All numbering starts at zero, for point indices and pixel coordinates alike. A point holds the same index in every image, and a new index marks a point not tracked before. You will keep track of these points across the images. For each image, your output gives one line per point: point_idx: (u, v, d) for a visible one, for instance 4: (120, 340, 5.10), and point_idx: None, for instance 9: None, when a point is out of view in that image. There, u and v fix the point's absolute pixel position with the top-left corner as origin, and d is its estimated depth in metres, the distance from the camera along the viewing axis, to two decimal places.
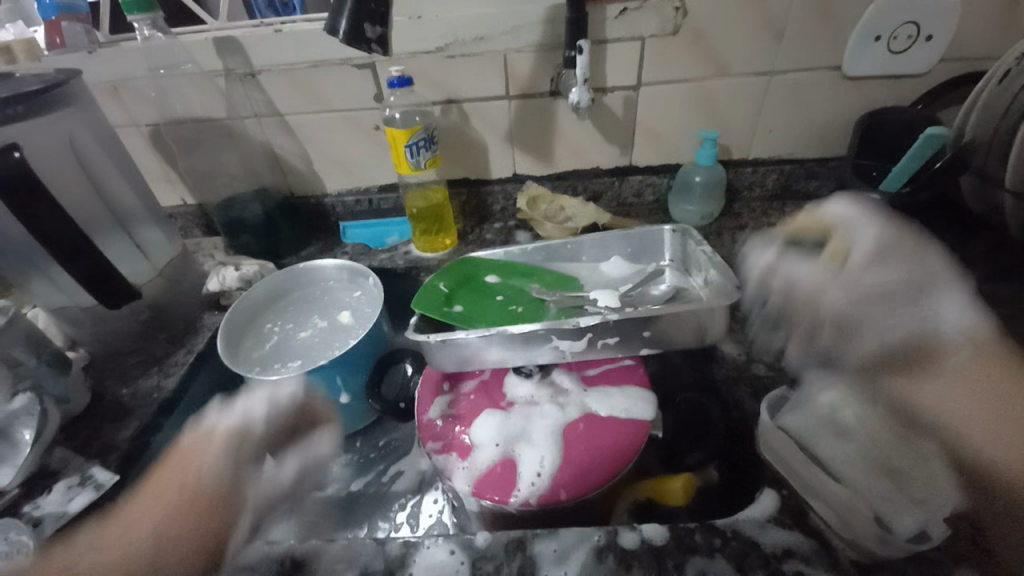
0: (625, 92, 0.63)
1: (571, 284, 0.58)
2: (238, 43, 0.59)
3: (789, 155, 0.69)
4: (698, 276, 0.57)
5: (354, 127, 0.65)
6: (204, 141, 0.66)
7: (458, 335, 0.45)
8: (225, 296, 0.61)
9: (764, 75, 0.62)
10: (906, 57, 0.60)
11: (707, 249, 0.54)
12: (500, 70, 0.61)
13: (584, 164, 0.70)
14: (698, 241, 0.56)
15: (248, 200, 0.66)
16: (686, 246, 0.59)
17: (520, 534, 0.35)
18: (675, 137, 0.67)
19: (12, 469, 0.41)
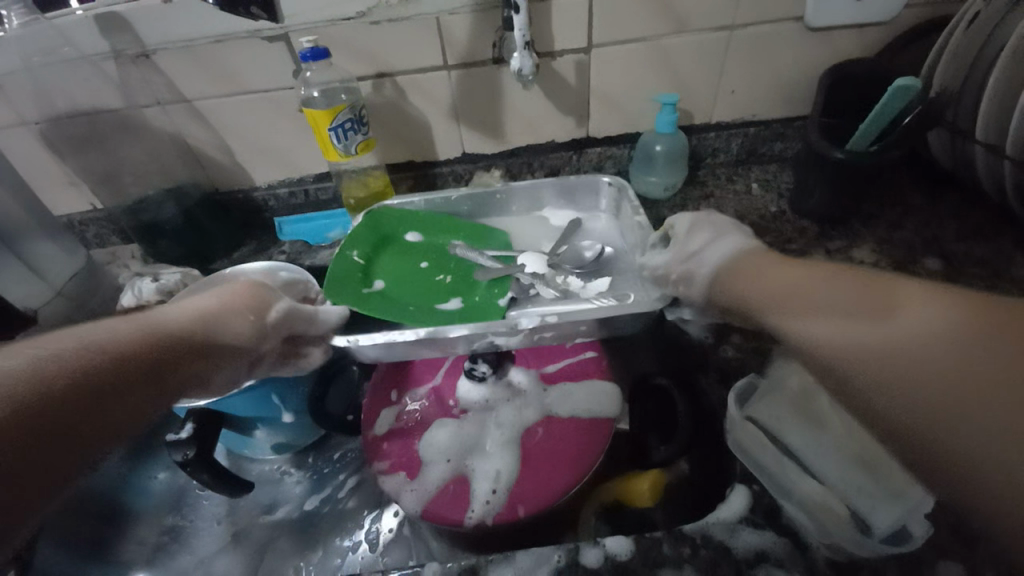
0: (576, 56, 0.57)
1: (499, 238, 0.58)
2: (123, 19, 0.51)
3: (754, 116, 0.65)
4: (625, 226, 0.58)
5: (275, 110, 0.58)
6: (103, 136, 0.58)
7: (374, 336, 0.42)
8: (145, 311, 0.55)
9: (723, 29, 0.57)
10: (872, 2, 0.56)
11: (636, 201, 0.55)
12: (434, 38, 0.54)
13: (538, 138, 0.64)
14: (630, 196, 0.57)
15: (160, 200, 0.58)
16: (620, 199, 0.59)
17: (473, 562, 0.32)
18: (634, 103, 0.62)
19: None
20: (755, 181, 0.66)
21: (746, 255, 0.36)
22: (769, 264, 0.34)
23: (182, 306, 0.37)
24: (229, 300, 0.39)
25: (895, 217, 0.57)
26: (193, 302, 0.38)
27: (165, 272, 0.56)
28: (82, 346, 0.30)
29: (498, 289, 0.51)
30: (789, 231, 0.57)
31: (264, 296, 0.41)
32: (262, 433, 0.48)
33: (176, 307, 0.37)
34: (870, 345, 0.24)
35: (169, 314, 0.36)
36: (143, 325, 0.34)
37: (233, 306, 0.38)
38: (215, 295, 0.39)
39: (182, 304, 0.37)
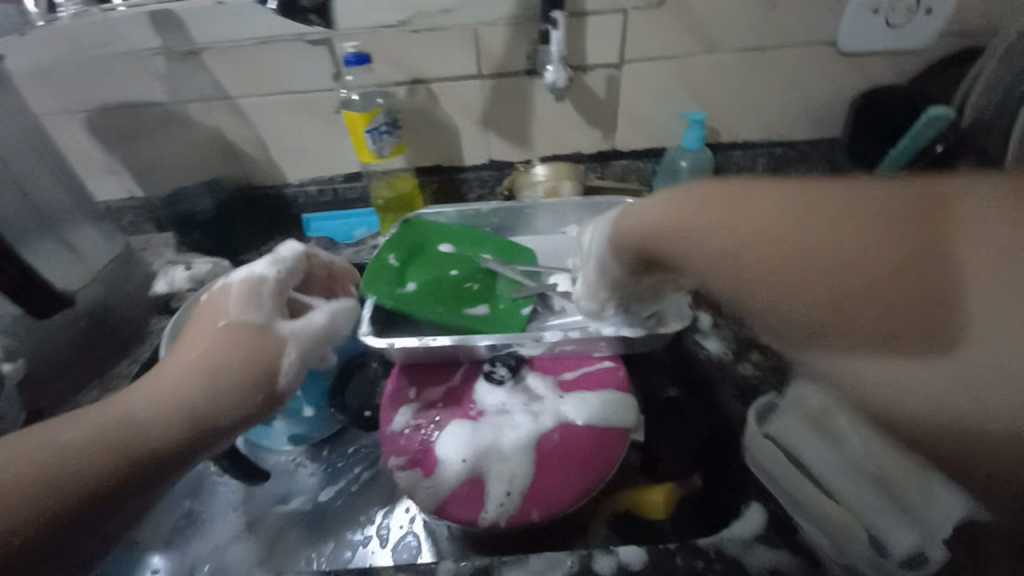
0: (607, 70, 0.58)
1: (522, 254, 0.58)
2: (177, 18, 0.53)
3: (780, 137, 0.66)
4: None
5: (311, 109, 0.60)
6: (147, 127, 0.60)
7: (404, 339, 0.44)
8: (176, 299, 0.57)
9: (754, 51, 0.58)
10: (904, 30, 0.56)
11: None
12: (470, 47, 0.56)
13: (564, 149, 0.65)
14: None
15: (198, 191, 0.61)
16: None
17: (487, 562, 0.32)
18: (661, 119, 0.63)
19: None
20: None
21: (632, 210, 0.36)
22: (659, 216, 0.32)
23: (166, 373, 0.35)
24: (219, 355, 0.37)
25: None
26: (188, 361, 0.36)
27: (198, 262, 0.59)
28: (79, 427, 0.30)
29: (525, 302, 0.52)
30: None
31: (263, 345, 0.39)
32: (281, 424, 0.49)
33: (163, 373, 0.35)
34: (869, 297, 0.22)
35: (158, 386, 0.34)
36: (128, 409, 0.32)
37: (236, 358, 0.37)
38: (208, 350, 0.37)
39: (173, 365, 0.36)
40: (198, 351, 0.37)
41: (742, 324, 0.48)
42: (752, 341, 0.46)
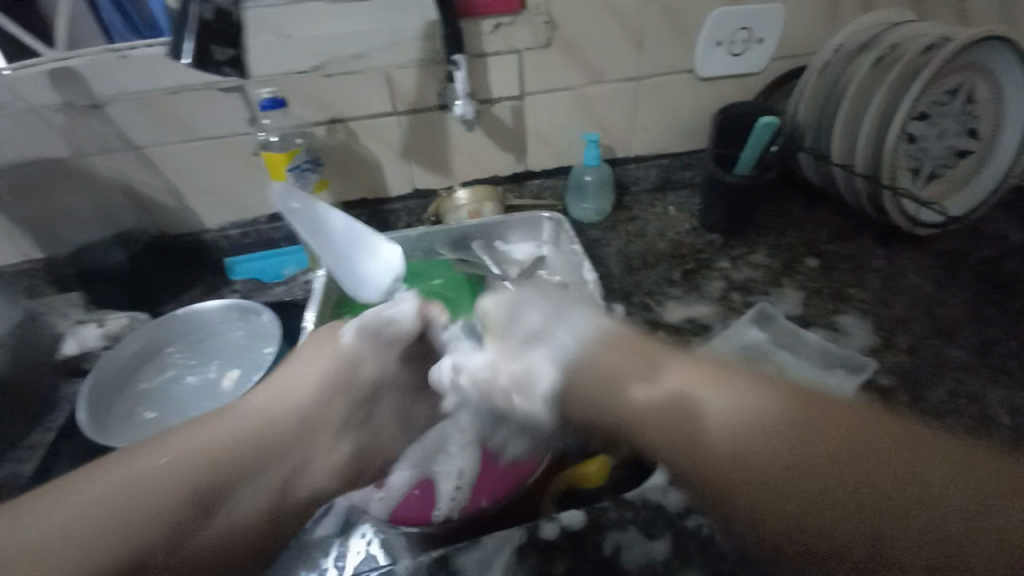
0: (511, 102, 0.66)
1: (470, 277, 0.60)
2: (77, 73, 0.53)
3: (665, 150, 0.76)
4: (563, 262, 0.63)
5: (229, 153, 0.61)
6: (48, 184, 0.58)
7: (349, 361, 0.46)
8: (88, 359, 0.55)
9: (631, 80, 0.68)
10: (743, 58, 0.70)
11: (576, 245, 0.61)
12: (383, 88, 0.60)
13: (481, 173, 0.71)
14: (570, 234, 0.63)
15: (104, 245, 0.57)
16: (560, 233, 0.65)
17: (442, 553, 0.34)
18: (564, 140, 0.71)
19: None
20: (672, 204, 0.75)
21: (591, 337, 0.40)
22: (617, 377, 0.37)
23: (201, 440, 0.36)
24: (255, 428, 0.38)
25: (781, 227, 0.67)
26: (217, 431, 0.37)
27: (111, 317, 0.57)
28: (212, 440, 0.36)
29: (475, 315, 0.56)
30: (700, 243, 0.66)
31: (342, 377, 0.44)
32: None
33: (194, 441, 0.36)
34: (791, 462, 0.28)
35: (178, 462, 0.35)
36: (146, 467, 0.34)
37: (254, 432, 0.38)
38: (249, 412, 0.39)
39: (265, 413, 0.39)
40: (241, 413, 0.39)
41: (649, 308, 0.55)
42: (658, 322, 0.53)
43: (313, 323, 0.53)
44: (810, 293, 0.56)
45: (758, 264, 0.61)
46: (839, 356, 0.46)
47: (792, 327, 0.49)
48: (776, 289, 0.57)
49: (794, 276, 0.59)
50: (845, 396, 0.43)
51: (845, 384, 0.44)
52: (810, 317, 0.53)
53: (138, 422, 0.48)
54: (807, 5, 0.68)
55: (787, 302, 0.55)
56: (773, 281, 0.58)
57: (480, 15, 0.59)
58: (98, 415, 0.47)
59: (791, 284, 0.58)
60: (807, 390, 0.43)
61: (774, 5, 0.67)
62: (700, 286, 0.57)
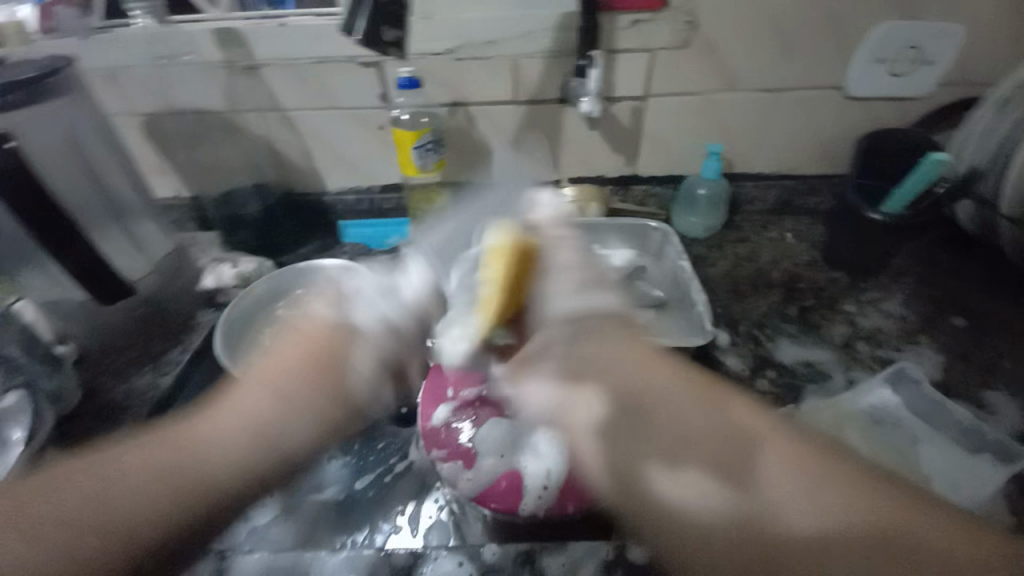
0: (634, 102, 0.63)
1: None
2: (242, 36, 0.57)
3: (791, 172, 0.70)
4: (665, 277, 0.61)
5: (359, 124, 0.64)
6: (204, 133, 0.64)
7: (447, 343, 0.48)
8: (221, 294, 0.59)
9: (770, 91, 0.63)
10: (908, 79, 0.62)
11: (685, 263, 0.57)
12: (511, 75, 0.60)
13: (589, 171, 0.69)
14: (677, 247, 0.60)
15: (249, 196, 0.65)
16: (665, 246, 0.63)
17: (528, 548, 0.36)
18: (682, 148, 0.67)
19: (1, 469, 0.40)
20: (789, 230, 0.70)
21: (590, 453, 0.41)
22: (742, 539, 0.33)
23: (227, 427, 0.38)
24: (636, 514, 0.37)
25: (922, 276, 0.61)
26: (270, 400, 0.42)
27: (243, 261, 0.62)
28: (222, 469, 0.36)
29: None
30: (820, 279, 0.61)
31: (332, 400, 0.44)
32: None
33: (201, 436, 0.37)
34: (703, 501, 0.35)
35: (198, 454, 0.36)
36: (198, 465, 0.36)
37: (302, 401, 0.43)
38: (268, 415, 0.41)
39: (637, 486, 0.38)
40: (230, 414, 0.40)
41: (758, 342, 0.52)
42: (768, 359, 0.50)
43: (417, 298, 0.54)
44: (952, 356, 0.51)
45: (890, 313, 0.56)
46: (990, 440, 0.40)
47: (937, 394, 0.44)
48: (910, 346, 0.52)
49: (934, 334, 0.53)
50: (991, 486, 0.37)
51: (992, 474, 0.38)
52: (950, 386, 0.48)
53: (256, 359, 0.52)
54: (1000, 27, 0.59)
55: (923, 363, 0.50)
56: (906, 335, 0.53)
57: (621, 9, 0.56)
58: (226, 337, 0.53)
59: (930, 343, 0.52)
60: (942, 468, 0.39)
61: (959, 23, 0.58)
62: (819, 328, 0.54)
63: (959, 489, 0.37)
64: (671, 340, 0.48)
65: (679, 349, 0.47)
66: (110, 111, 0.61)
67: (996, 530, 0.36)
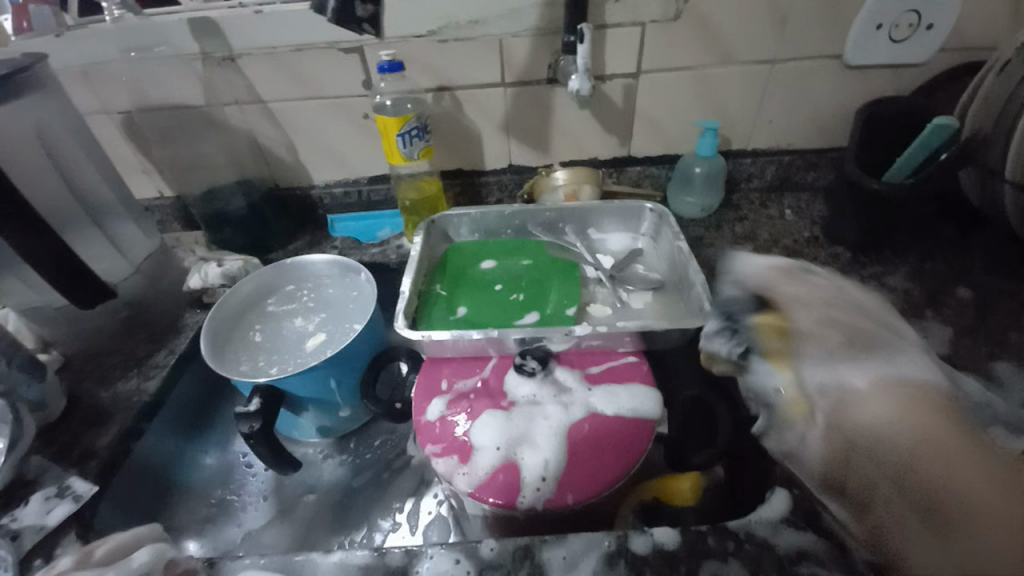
0: (626, 80, 0.61)
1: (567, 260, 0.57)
2: (215, 24, 0.55)
3: (789, 147, 0.68)
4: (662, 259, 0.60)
5: (343, 114, 0.62)
6: (182, 128, 0.62)
7: (440, 333, 0.46)
8: (208, 295, 0.58)
9: (766, 63, 0.61)
10: (907, 45, 0.59)
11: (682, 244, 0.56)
12: (496, 56, 0.58)
13: (582, 154, 0.68)
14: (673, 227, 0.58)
15: (232, 193, 0.63)
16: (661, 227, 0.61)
17: (528, 542, 0.34)
18: (676, 127, 0.65)
19: None
20: (789, 208, 0.68)
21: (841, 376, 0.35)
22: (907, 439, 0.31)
23: None
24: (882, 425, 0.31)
25: (925, 249, 0.59)
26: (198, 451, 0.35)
27: (229, 259, 0.60)
28: None
29: (567, 303, 0.54)
30: (822, 256, 0.59)
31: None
32: (312, 414, 0.49)
33: None
34: (918, 436, 0.30)
35: None
36: None
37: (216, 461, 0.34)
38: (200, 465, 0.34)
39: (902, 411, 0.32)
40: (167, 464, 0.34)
41: None
42: None
43: (409, 289, 0.52)
44: (958, 330, 0.49)
45: (893, 288, 0.54)
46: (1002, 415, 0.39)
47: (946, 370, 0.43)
48: (915, 321, 0.51)
49: (940, 308, 0.52)
50: None
51: None
52: (957, 360, 0.47)
53: (245, 358, 0.51)
54: None
55: (929, 338, 0.49)
56: (911, 310, 0.52)
57: None
58: (221, 343, 0.52)
59: (935, 317, 0.51)
60: None
61: None
62: None
63: None
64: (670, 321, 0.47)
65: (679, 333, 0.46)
66: (84, 109, 0.59)
67: None
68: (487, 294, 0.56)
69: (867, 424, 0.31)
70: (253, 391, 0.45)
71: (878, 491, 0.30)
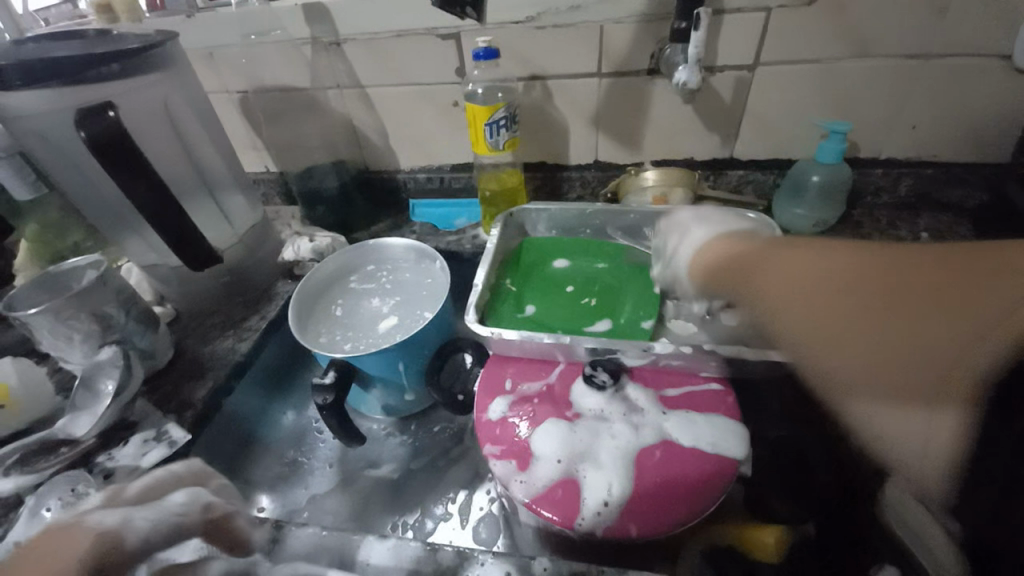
0: (737, 73, 0.55)
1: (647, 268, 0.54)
2: (325, 10, 0.58)
3: (935, 158, 0.58)
4: None
5: (433, 101, 0.62)
6: (288, 109, 0.66)
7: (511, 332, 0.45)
8: (298, 266, 0.62)
9: (919, 56, 0.51)
10: None
11: None
12: (595, 44, 0.55)
13: (676, 154, 0.62)
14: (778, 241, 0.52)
15: (327, 173, 0.66)
16: None
17: (583, 569, 0.32)
18: (793, 128, 0.58)
19: (92, 418, 0.44)
20: (924, 230, 0.58)
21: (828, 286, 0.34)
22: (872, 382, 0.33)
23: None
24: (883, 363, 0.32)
25: None
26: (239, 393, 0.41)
27: (319, 235, 0.63)
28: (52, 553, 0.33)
29: (644, 312, 0.50)
30: None
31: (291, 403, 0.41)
32: (380, 392, 0.50)
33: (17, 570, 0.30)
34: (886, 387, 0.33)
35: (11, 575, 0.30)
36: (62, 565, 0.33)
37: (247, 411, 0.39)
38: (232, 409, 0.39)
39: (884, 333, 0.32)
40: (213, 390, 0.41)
41: None
42: None
43: (482, 282, 0.52)
44: None
45: None
46: None
47: None
48: None
49: None
50: None
51: None
52: None
53: (324, 331, 0.53)
54: None
55: None
56: None
57: None
58: (305, 319, 0.54)
59: None
60: None
61: None
62: None
63: None
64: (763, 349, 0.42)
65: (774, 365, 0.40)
66: (209, 88, 0.65)
67: None
68: (558, 295, 0.54)
69: (771, 287, 0.36)
70: (329, 364, 0.47)
71: (849, 367, 0.33)
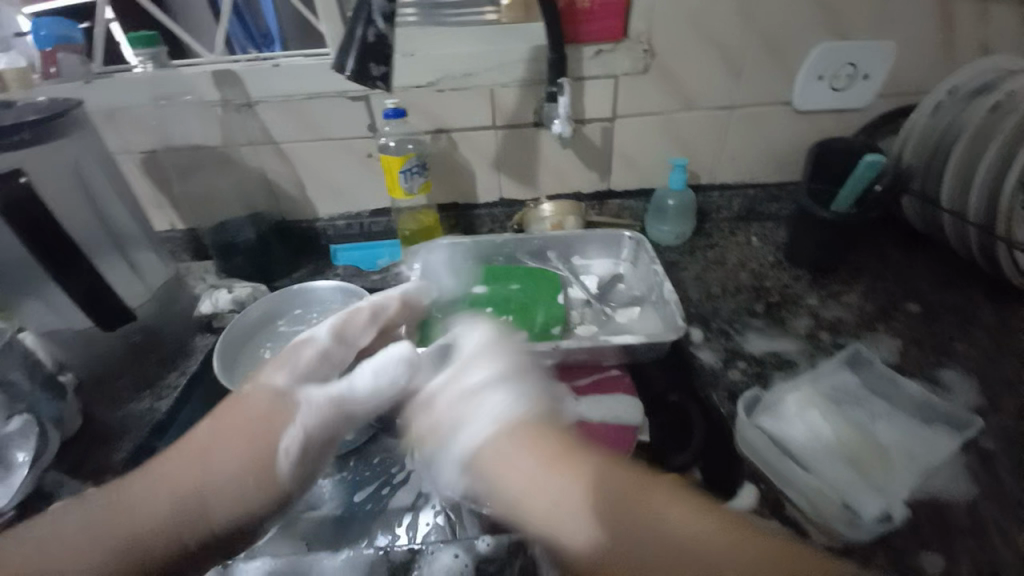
0: (603, 123, 0.68)
1: (549, 283, 0.63)
2: (237, 76, 0.62)
3: (752, 181, 0.76)
4: (640, 284, 0.65)
5: (348, 154, 0.68)
6: (198, 165, 0.67)
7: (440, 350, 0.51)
8: (217, 319, 0.61)
9: (725, 109, 0.69)
10: (848, 93, 0.68)
11: (658, 268, 0.61)
12: (488, 103, 0.65)
13: (566, 189, 0.74)
14: (650, 251, 0.64)
15: (242, 225, 0.68)
16: (640, 252, 0.67)
17: (520, 537, 0.38)
18: (651, 163, 0.72)
19: (8, 492, 0.41)
20: (755, 235, 0.75)
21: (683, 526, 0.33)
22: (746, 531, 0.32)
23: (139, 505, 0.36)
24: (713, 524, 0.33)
25: (877, 270, 0.66)
26: (191, 458, 0.39)
27: (238, 286, 0.64)
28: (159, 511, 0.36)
29: (553, 321, 0.59)
30: (785, 278, 0.65)
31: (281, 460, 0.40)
32: None
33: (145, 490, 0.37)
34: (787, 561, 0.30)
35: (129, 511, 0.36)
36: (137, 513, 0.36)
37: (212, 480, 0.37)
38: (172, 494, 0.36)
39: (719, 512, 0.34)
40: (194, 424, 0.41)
41: (729, 336, 0.56)
42: (738, 352, 0.54)
43: (409, 311, 0.57)
44: (907, 341, 0.55)
45: (849, 305, 0.60)
46: (941, 412, 0.44)
47: (890, 373, 0.48)
48: (868, 333, 0.56)
49: (890, 322, 0.58)
50: (941, 452, 0.42)
51: (944, 442, 0.43)
52: (907, 367, 0.52)
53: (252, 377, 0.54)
54: (925, 45, 0.65)
55: (880, 347, 0.54)
56: (865, 324, 0.58)
57: (584, 41, 0.62)
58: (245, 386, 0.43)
59: (886, 330, 0.57)
60: (900, 440, 0.43)
61: (886, 42, 0.65)
62: (784, 322, 0.58)
63: (915, 457, 0.42)
64: (644, 337, 0.52)
65: (654, 347, 0.51)
66: (110, 149, 0.64)
67: (956, 497, 0.41)
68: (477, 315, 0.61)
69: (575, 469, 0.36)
70: None
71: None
